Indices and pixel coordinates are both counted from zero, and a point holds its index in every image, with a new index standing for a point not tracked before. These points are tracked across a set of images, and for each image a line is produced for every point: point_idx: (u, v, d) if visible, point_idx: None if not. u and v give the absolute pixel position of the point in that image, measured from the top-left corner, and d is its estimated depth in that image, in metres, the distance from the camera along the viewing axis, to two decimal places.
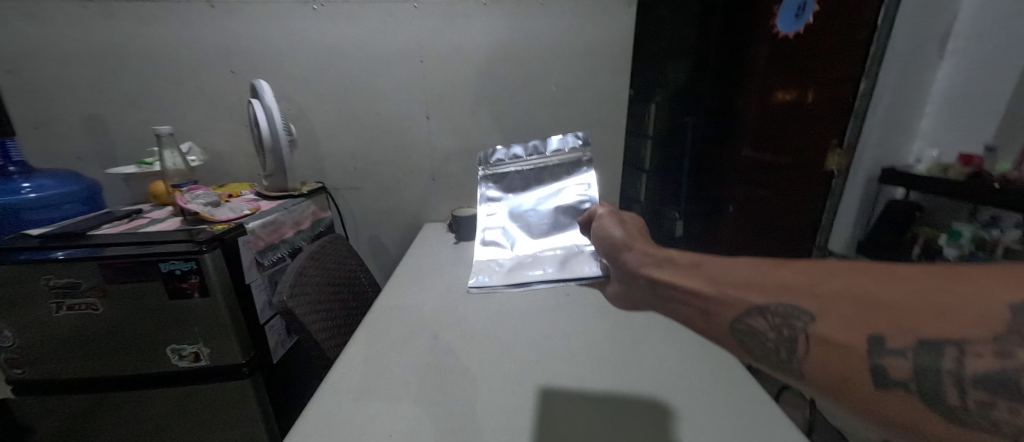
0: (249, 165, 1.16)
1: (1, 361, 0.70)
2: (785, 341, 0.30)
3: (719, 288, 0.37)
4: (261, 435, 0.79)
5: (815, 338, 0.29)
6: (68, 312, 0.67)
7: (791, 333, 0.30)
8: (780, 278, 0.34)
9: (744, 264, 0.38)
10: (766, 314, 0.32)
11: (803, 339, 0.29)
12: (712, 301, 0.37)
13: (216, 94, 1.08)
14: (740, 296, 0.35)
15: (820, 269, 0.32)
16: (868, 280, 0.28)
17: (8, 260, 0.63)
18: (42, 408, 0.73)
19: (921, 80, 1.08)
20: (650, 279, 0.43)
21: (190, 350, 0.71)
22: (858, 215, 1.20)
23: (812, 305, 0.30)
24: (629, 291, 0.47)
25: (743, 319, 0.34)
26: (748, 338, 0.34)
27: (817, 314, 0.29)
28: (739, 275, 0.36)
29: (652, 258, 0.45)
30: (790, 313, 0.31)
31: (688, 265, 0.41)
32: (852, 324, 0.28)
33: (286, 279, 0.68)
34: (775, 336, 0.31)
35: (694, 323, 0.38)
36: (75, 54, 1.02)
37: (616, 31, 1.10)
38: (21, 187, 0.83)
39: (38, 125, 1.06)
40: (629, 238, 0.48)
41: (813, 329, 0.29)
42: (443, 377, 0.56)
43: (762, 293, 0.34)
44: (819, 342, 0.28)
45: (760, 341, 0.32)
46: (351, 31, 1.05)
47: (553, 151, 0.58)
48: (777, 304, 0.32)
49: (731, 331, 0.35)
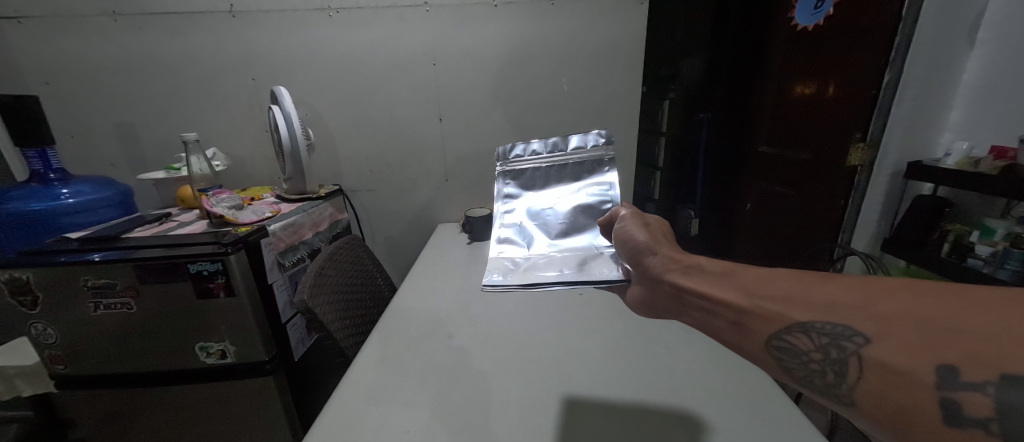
0: (269, 169, 1.20)
1: (44, 358, 0.75)
2: (835, 362, 0.31)
3: (755, 302, 0.37)
4: (284, 429, 0.82)
5: (871, 362, 0.29)
6: (104, 311, 0.70)
7: (841, 356, 0.31)
8: (826, 294, 0.34)
9: (783, 276, 0.38)
10: (811, 333, 0.33)
11: (857, 363, 0.30)
12: (746, 313, 0.37)
13: (238, 100, 1.12)
14: (780, 311, 0.35)
15: (877, 288, 0.32)
16: (936, 306, 0.29)
17: (49, 262, 0.67)
18: (82, 402, 0.78)
19: (949, 72, 1.04)
20: (676, 285, 0.43)
21: (216, 348, 0.74)
22: (884, 212, 1.17)
23: (869, 328, 0.30)
24: (652, 297, 0.47)
25: (782, 335, 0.35)
26: (787, 355, 0.35)
27: (872, 338, 0.30)
28: (775, 289, 0.37)
29: (678, 265, 0.45)
30: (839, 332, 0.31)
31: (719, 274, 0.42)
32: (915, 352, 0.28)
33: (307, 279, 0.70)
34: (821, 356, 0.32)
35: (725, 335, 0.39)
36: (108, 66, 1.07)
37: (629, 29, 1.08)
38: (60, 192, 0.88)
39: (74, 134, 1.12)
40: (653, 242, 0.48)
41: (868, 353, 0.29)
42: (457, 377, 0.57)
43: (805, 310, 0.34)
44: (875, 366, 0.29)
45: (802, 360, 0.33)
46: (365, 36, 1.07)
47: (574, 149, 0.59)
48: (825, 322, 0.33)
49: (766, 348, 0.36)
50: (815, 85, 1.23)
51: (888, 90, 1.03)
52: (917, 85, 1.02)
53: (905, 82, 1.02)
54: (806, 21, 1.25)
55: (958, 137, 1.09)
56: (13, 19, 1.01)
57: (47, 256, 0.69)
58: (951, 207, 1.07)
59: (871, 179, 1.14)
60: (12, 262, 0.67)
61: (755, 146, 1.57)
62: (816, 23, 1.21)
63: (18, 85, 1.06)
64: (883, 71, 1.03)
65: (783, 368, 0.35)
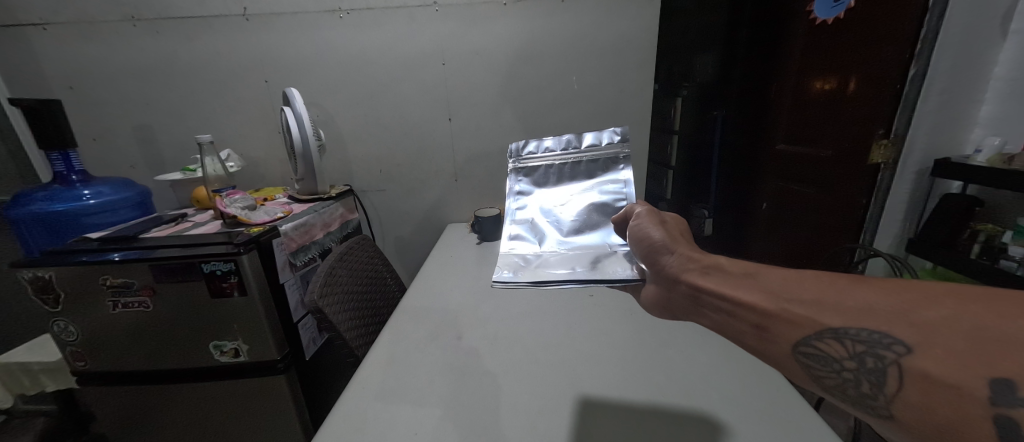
0: (282, 169, 1.21)
1: (67, 354, 0.77)
2: (872, 371, 0.29)
3: (781, 305, 0.36)
4: (294, 428, 0.83)
5: (913, 373, 0.28)
6: (123, 309, 0.72)
7: (880, 365, 0.29)
8: (862, 297, 0.33)
9: (812, 278, 0.36)
10: (844, 340, 0.32)
11: (897, 372, 0.28)
12: (771, 317, 0.36)
13: (252, 103, 1.14)
14: (809, 316, 0.34)
15: (920, 293, 0.31)
16: (986, 313, 0.27)
17: (70, 262, 0.69)
18: (102, 398, 0.80)
19: (978, 65, 1.00)
20: (692, 286, 0.42)
21: (230, 346, 0.75)
22: (909, 209, 1.13)
23: (911, 336, 0.29)
24: (666, 297, 0.46)
25: (811, 341, 0.33)
26: (814, 362, 0.33)
27: (914, 347, 0.28)
28: (802, 292, 0.36)
29: (696, 264, 0.44)
30: (877, 340, 0.30)
31: (742, 275, 0.40)
32: (964, 363, 0.27)
33: (318, 279, 0.71)
34: (855, 364, 0.31)
35: (746, 339, 0.37)
36: (128, 69, 1.09)
37: (641, 24, 1.06)
38: (82, 194, 0.90)
39: (96, 136, 1.15)
40: (669, 240, 0.46)
41: (909, 363, 0.28)
42: (466, 377, 0.57)
43: (837, 314, 0.33)
44: (917, 377, 0.28)
45: (834, 369, 0.32)
46: (376, 36, 1.07)
47: (588, 146, 0.58)
48: (860, 328, 0.31)
49: (792, 354, 0.34)
50: (837, 80, 1.20)
51: (914, 83, 1.00)
52: (946, 78, 0.99)
53: (932, 76, 0.98)
54: (826, 13, 1.22)
55: (990, 132, 1.04)
56: (37, 25, 1.05)
57: (69, 256, 0.71)
58: (983, 206, 1.02)
59: (895, 176, 1.10)
60: (35, 262, 0.69)
61: (772, 143, 1.53)
62: (837, 16, 1.19)
63: (42, 88, 1.09)
64: (908, 64, 1.00)
65: (810, 377, 0.34)
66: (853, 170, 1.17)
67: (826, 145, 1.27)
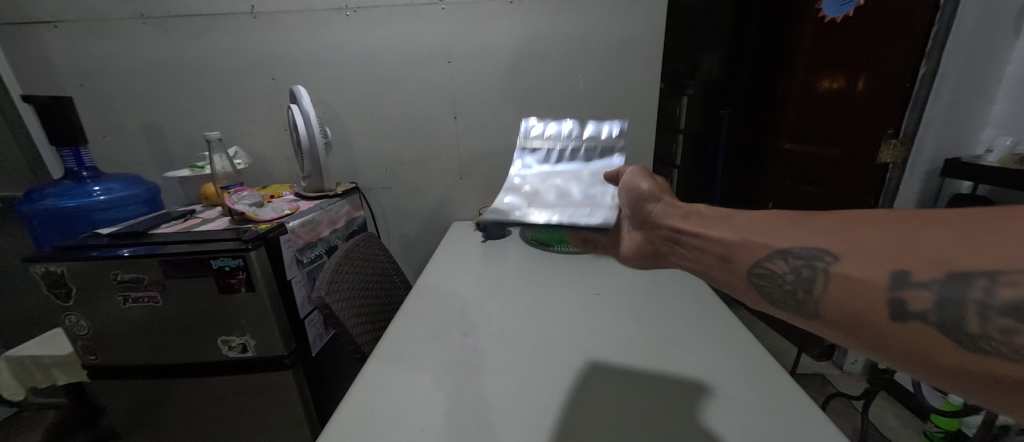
0: (289, 167, 1.22)
1: (78, 348, 0.78)
2: (807, 278, 0.34)
3: (742, 235, 0.40)
4: (301, 423, 0.83)
5: (838, 275, 0.32)
6: (133, 304, 0.73)
7: (812, 273, 0.33)
8: (810, 227, 0.37)
9: (772, 215, 0.41)
10: (788, 257, 0.36)
11: (824, 277, 0.33)
12: (732, 246, 0.40)
13: (259, 100, 1.14)
14: (763, 241, 0.38)
15: (853, 218, 0.35)
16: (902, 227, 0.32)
17: (81, 257, 0.70)
18: (112, 392, 0.81)
19: (988, 65, 1.02)
20: (671, 229, 0.46)
21: (238, 342, 0.76)
22: (917, 209, 1.14)
23: (839, 247, 0.33)
24: (648, 243, 0.50)
25: (761, 261, 0.37)
26: (765, 282, 0.37)
27: (840, 255, 0.33)
28: (765, 227, 0.40)
29: (677, 211, 0.47)
30: (813, 254, 0.34)
31: (715, 217, 0.44)
32: (877, 263, 0.31)
33: (325, 275, 0.71)
34: (794, 276, 0.35)
35: (713, 270, 0.41)
36: (138, 67, 1.10)
37: (648, 22, 1.06)
38: (92, 190, 0.91)
39: (106, 133, 1.17)
40: (656, 192, 0.49)
41: (834, 267, 0.32)
42: (472, 374, 0.57)
43: (787, 238, 0.37)
44: (840, 278, 0.32)
45: (779, 283, 0.36)
46: (382, 34, 1.07)
47: (587, 134, 0.58)
48: (801, 246, 0.35)
49: (747, 277, 0.38)
50: (845, 79, 1.20)
51: (924, 83, 1.01)
52: (954, 78, 1.01)
53: (942, 73, 1.00)
54: (836, 11, 1.21)
55: (1001, 132, 1.05)
56: (49, 23, 1.06)
57: (80, 251, 0.72)
58: (993, 206, 1.02)
59: (904, 176, 1.12)
60: (47, 257, 0.70)
61: (778, 143, 1.51)
62: (846, 14, 1.18)
63: (53, 86, 1.11)
64: (918, 64, 1.01)
65: (762, 296, 0.38)
66: (861, 170, 1.18)
67: (833, 144, 1.26)
